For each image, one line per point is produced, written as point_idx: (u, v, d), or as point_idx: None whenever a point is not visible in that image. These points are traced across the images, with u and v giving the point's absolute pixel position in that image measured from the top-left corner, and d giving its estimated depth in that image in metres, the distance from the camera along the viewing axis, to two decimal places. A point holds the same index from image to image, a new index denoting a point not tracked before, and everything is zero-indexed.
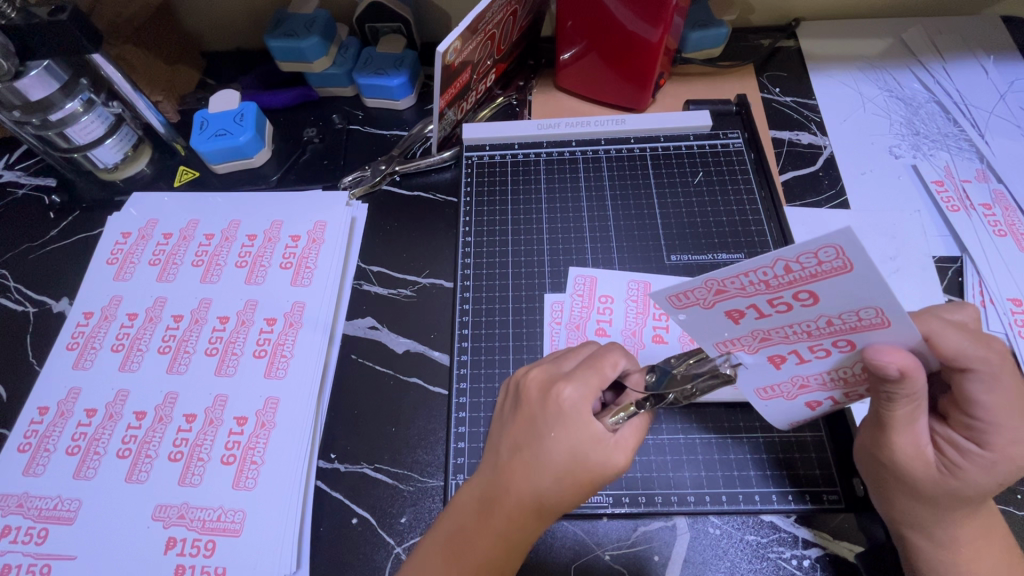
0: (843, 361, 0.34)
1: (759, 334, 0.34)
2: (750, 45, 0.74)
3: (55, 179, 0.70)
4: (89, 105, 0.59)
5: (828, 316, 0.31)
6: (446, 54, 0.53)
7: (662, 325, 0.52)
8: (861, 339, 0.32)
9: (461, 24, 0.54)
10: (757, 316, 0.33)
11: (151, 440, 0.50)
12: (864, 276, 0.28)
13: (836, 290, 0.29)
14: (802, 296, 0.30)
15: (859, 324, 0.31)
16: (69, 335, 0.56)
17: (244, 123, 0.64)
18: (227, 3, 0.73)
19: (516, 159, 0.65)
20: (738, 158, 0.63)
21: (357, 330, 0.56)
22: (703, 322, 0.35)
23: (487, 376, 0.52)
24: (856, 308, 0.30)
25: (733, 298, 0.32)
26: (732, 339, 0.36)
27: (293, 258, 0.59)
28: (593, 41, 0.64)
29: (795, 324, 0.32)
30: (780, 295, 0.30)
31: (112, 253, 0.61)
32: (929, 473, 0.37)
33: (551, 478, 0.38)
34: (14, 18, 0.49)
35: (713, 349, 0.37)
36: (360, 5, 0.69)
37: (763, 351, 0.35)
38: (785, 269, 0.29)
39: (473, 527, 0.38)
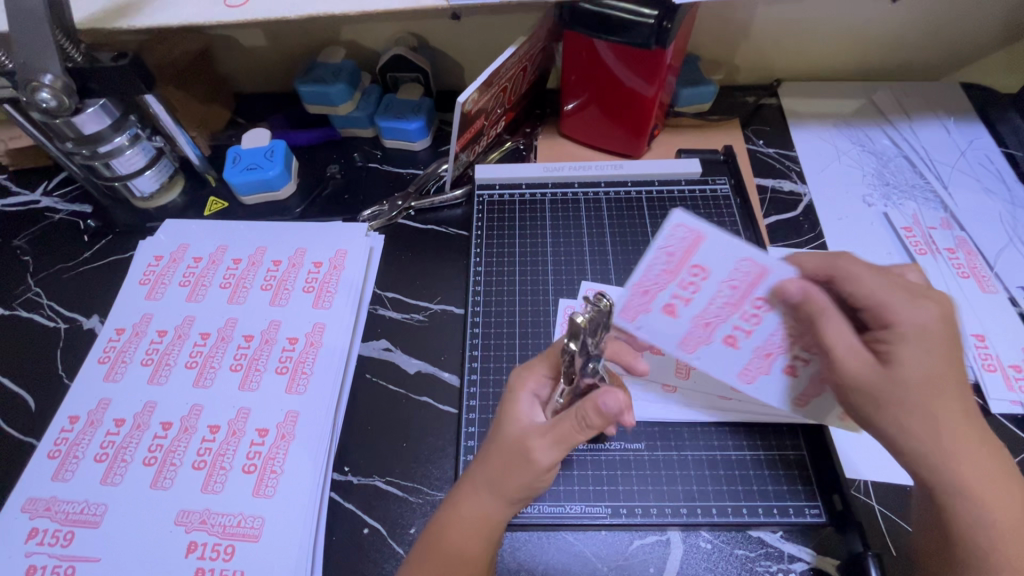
0: (772, 320, 0.45)
1: (699, 318, 0.45)
2: (736, 101, 0.82)
3: (91, 206, 0.75)
4: (134, 139, 0.65)
5: (724, 282, 0.44)
6: (465, 103, 0.60)
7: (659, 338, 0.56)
8: (764, 291, 0.44)
9: (479, 78, 0.60)
10: (683, 301, 0.45)
11: (176, 449, 0.52)
12: (713, 236, 0.44)
13: (710, 257, 0.44)
14: (695, 271, 0.45)
15: (748, 278, 0.44)
16: (101, 349, 0.59)
17: (274, 158, 0.70)
18: (261, 52, 0.80)
19: (524, 198, 0.71)
20: (725, 203, 0.69)
21: (371, 351, 0.61)
22: (656, 329, 0.45)
23: (495, 396, 0.56)
24: (735, 264, 0.44)
25: (657, 307, 0.45)
26: (687, 336, 0.46)
27: (315, 282, 0.64)
28: (594, 95, 0.71)
29: (711, 300, 0.45)
30: (682, 278, 0.45)
31: (144, 274, 0.65)
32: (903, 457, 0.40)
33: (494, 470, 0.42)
34: (80, 61, 0.55)
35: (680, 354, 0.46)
36: (384, 57, 0.77)
37: (715, 338, 0.46)
38: (670, 256, 0.44)
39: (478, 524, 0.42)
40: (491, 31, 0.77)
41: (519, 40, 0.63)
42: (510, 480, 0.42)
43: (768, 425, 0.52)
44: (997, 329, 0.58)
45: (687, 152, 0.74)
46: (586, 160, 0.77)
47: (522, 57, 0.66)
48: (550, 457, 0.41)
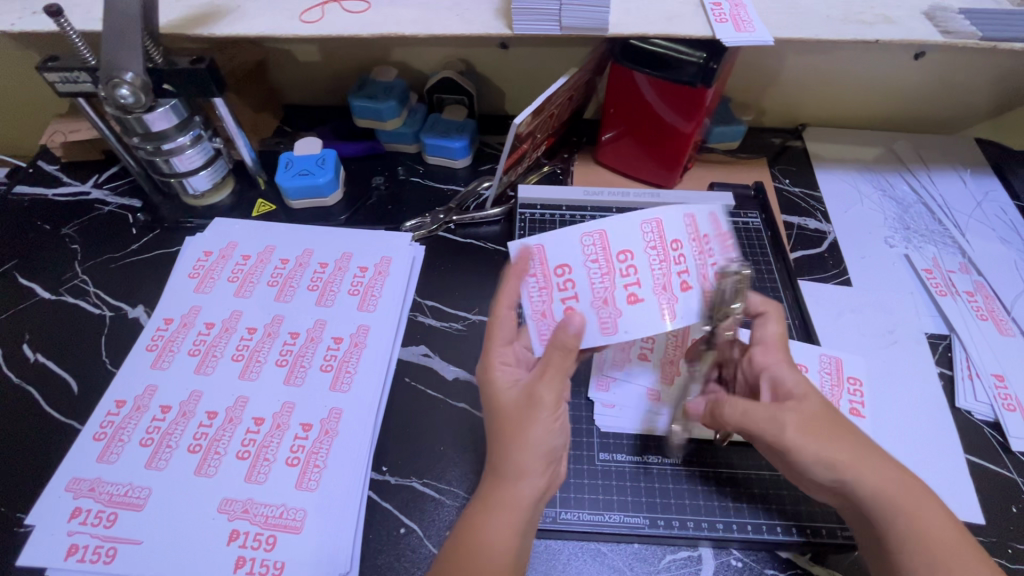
0: (619, 257, 0.50)
1: (570, 274, 0.51)
2: (763, 142, 0.86)
3: (140, 201, 0.77)
4: (196, 139, 0.67)
5: (631, 284, 0.50)
6: (519, 126, 0.63)
7: None
8: (621, 256, 0.50)
9: (532, 104, 0.64)
10: (567, 295, 0.51)
11: (221, 438, 0.53)
12: (624, 322, 0.50)
13: (663, 304, 0.49)
14: (677, 283, 0.49)
15: (621, 276, 0.50)
16: (149, 337, 0.61)
17: (325, 166, 0.73)
18: (314, 67, 0.84)
19: (564, 219, 0.73)
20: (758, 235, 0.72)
21: (411, 356, 0.62)
22: (686, 308, 0.49)
23: None
24: (618, 317, 0.50)
25: (537, 320, 0.51)
26: (688, 271, 0.49)
27: (359, 284, 0.66)
28: (632, 127, 0.75)
29: (648, 272, 0.50)
30: (665, 287, 0.49)
31: (193, 268, 0.67)
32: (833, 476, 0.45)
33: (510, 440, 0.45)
34: (160, 63, 0.59)
35: (519, 249, 0.52)
36: (433, 79, 0.81)
37: (664, 255, 0.50)
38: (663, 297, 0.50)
39: (495, 503, 0.44)
40: (535, 60, 0.81)
41: (571, 72, 0.67)
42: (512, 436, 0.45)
43: None
44: (1016, 370, 0.61)
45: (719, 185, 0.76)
46: (619, 187, 0.80)
47: (570, 87, 0.69)
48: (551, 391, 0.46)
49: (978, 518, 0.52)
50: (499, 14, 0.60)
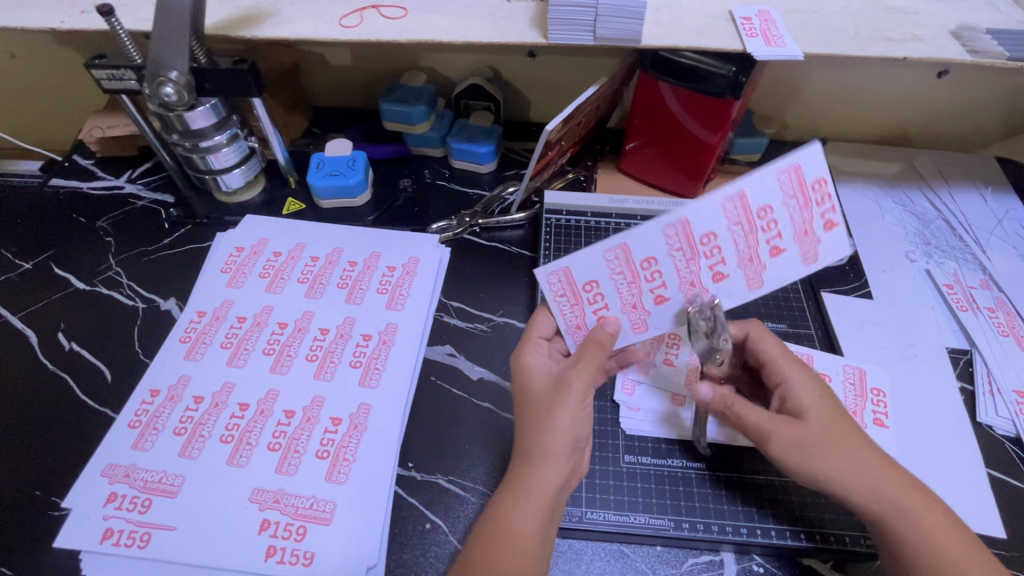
0: (641, 267, 0.50)
1: (598, 287, 0.52)
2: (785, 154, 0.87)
3: (173, 196, 0.79)
4: (232, 138, 0.69)
5: (659, 287, 0.51)
6: (550, 133, 0.64)
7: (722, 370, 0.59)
8: (643, 264, 0.50)
9: (562, 113, 0.65)
10: (597, 307, 0.53)
11: (252, 430, 0.55)
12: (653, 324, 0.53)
13: (722, 293, 0.50)
14: (717, 274, 0.49)
15: (649, 281, 0.51)
16: (183, 330, 0.62)
17: (356, 167, 0.74)
18: (345, 71, 0.86)
19: (589, 226, 0.74)
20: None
21: (436, 355, 0.63)
22: (730, 290, 0.50)
23: None
24: (647, 320, 0.52)
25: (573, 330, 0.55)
26: (743, 258, 0.48)
27: (388, 283, 0.67)
28: (657, 137, 0.76)
29: (685, 271, 0.50)
30: (703, 282, 0.50)
31: (225, 263, 0.68)
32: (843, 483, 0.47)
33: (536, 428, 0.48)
34: (204, 62, 0.61)
35: (547, 272, 0.53)
36: (461, 85, 0.82)
37: (701, 254, 0.49)
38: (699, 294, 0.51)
39: (524, 492, 0.45)
40: (562, 70, 0.82)
41: (600, 82, 0.68)
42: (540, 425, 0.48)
43: None
44: None
45: None
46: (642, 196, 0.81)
47: (599, 96, 0.71)
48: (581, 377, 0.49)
49: (999, 532, 0.52)
50: (533, 23, 0.61)
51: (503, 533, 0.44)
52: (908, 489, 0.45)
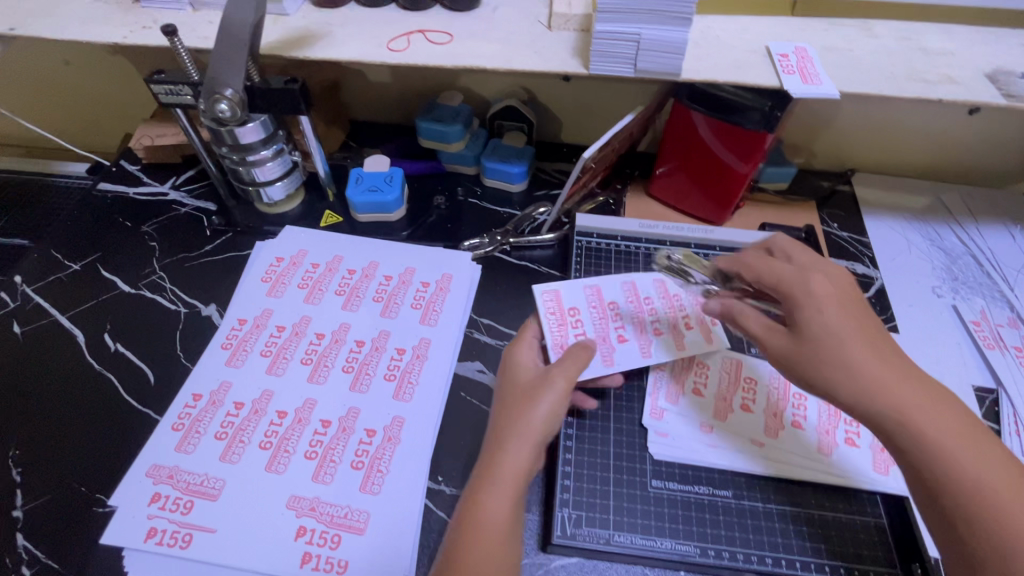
0: (612, 308, 0.65)
1: (577, 314, 0.64)
2: (812, 184, 0.88)
3: (215, 204, 0.81)
4: (277, 153, 0.72)
5: (622, 329, 0.63)
6: (586, 159, 0.66)
7: (750, 397, 0.60)
8: (610, 304, 0.66)
9: (599, 139, 0.67)
10: (576, 330, 0.62)
11: (290, 437, 0.57)
12: (614, 364, 0.60)
13: (657, 348, 0.62)
14: (654, 330, 0.64)
15: (614, 322, 0.64)
16: (224, 336, 0.65)
17: (393, 184, 0.77)
18: (384, 88, 0.88)
19: (621, 249, 0.75)
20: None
21: (466, 371, 0.65)
22: (659, 350, 0.62)
23: (592, 425, 0.59)
24: (611, 357, 0.61)
25: (556, 345, 0.60)
26: (667, 324, 0.64)
27: (424, 291, 0.69)
28: (687, 164, 0.77)
29: (635, 323, 0.64)
30: (645, 334, 0.63)
31: (266, 272, 0.71)
32: (899, 443, 0.44)
33: (511, 413, 0.50)
34: (258, 81, 0.63)
35: (544, 290, 0.66)
36: (496, 106, 0.84)
37: (642, 312, 0.65)
38: (644, 343, 0.62)
39: (500, 475, 0.46)
40: (595, 95, 0.84)
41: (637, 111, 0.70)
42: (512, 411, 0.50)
43: (846, 490, 0.55)
44: None
45: (771, 227, 0.76)
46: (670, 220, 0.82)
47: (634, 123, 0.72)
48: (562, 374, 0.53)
49: None
50: (574, 54, 0.64)
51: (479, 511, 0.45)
52: (938, 425, 0.44)
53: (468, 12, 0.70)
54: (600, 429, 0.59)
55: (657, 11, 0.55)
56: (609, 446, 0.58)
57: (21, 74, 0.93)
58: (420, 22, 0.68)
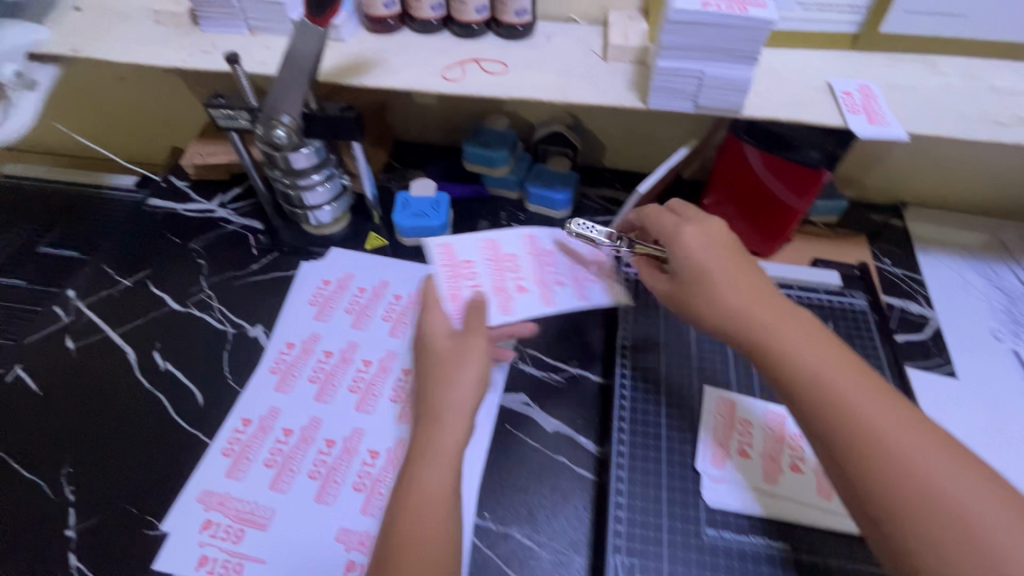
0: (501, 257, 0.71)
1: (474, 267, 0.69)
2: (863, 217, 0.85)
3: (262, 223, 0.82)
4: (328, 177, 0.72)
5: (518, 279, 0.69)
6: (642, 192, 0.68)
7: (799, 456, 0.58)
8: (506, 253, 0.71)
9: (653, 175, 0.69)
10: (472, 282, 0.68)
11: (339, 468, 0.57)
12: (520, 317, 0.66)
13: (524, 303, 0.67)
14: (556, 287, 0.69)
15: (512, 271, 0.70)
16: (273, 360, 0.65)
17: (440, 210, 0.77)
18: (430, 109, 0.88)
19: None
20: (862, 317, 0.68)
21: (512, 404, 0.65)
22: (564, 297, 0.68)
23: (642, 468, 0.58)
24: (513, 312, 0.66)
25: (496, 292, 0.68)
26: (545, 276, 0.70)
27: (450, 260, 0.69)
28: (737, 196, 0.76)
29: (518, 275, 0.69)
30: (523, 284, 0.69)
31: (313, 296, 0.71)
32: (809, 409, 0.45)
33: (443, 392, 0.54)
34: (315, 109, 0.64)
35: (479, 239, 0.72)
36: (542, 132, 0.84)
37: (529, 263, 0.71)
38: (518, 289, 0.68)
39: (435, 452, 0.51)
40: (642, 121, 0.83)
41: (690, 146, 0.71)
42: (445, 391, 0.54)
43: None
44: None
45: (823, 263, 0.74)
46: None
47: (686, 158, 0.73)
48: (474, 350, 0.57)
49: None
50: (632, 87, 0.63)
51: (419, 493, 0.48)
52: (869, 392, 0.44)
53: (523, 41, 0.70)
54: (651, 470, 0.58)
55: (723, 50, 0.54)
56: (660, 490, 0.57)
57: (77, 88, 0.95)
58: (475, 51, 0.68)
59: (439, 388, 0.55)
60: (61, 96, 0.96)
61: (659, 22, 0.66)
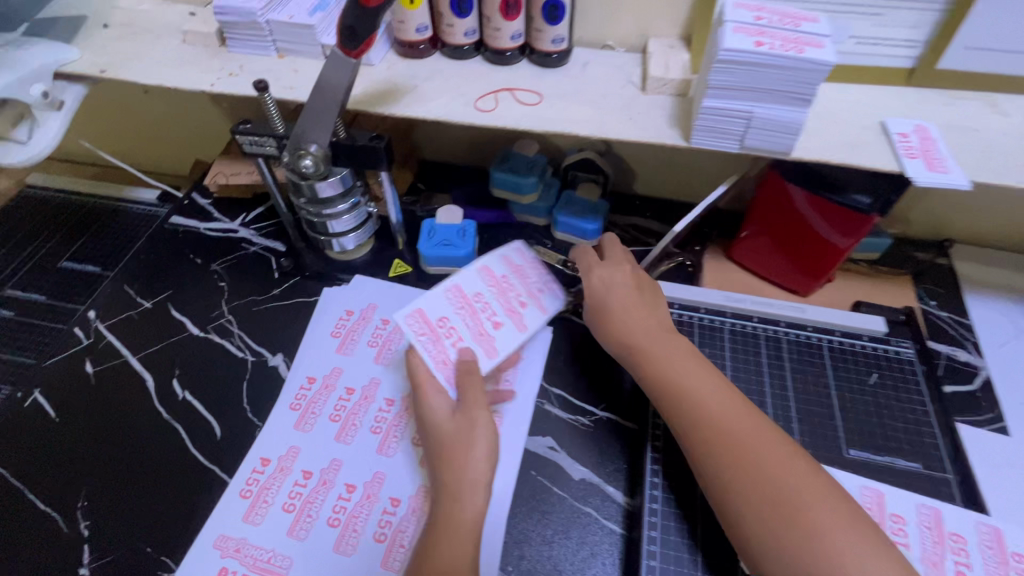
0: None
1: (450, 323, 0.61)
2: (907, 254, 0.82)
3: (284, 244, 0.81)
4: (354, 205, 0.71)
5: None
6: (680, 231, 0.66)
7: (901, 541, 0.51)
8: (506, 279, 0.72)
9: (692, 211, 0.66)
10: (453, 339, 0.60)
11: (358, 515, 0.55)
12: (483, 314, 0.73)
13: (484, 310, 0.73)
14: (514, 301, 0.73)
15: None
16: (293, 396, 0.64)
17: (466, 238, 0.74)
18: (457, 131, 0.86)
19: (703, 322, 0.68)
20: (910, 367, 0.64)
21: (537, 448, 0.62)
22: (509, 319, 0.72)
23: (677, 528, 0.54)
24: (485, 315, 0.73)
25: (508, 314, 0.64)
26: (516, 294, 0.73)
27: (462, 298, 0.63)
28: (775, 232, 0.72)
29: None
30: None
31: (335, 327, 0.69)
32: (700, 437, 0.54)
33: (462, 474, 0.52)
34: (344, 139, 0.62)
35: (477, 267, 0.66)
36: (572, 157, 0.81)
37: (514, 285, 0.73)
38: None
39: (453, 529, 0.49)
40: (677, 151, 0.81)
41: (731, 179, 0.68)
42: (459, 468, 0.52)
43: None
44: None
45: (867, 307, 0.70)
46: (752, 288, 0.77)
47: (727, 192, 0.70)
48: (483, 430, 0.54)
49: None
50: (673, 122, 0.60)
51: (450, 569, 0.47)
52: (731, 418, 0.54)
53: (558, 68, 0.67)
54: (686, 530, 0.54)
55: (775, 91, 0.52)
56: (695, 552, 0.53)
57: (105, 100, 0.95)
58: (509, 79, 0.66)
59: (453, 464, 0.53)
60: (89, 107, 0.96)
61: (702, 53, 0.63)
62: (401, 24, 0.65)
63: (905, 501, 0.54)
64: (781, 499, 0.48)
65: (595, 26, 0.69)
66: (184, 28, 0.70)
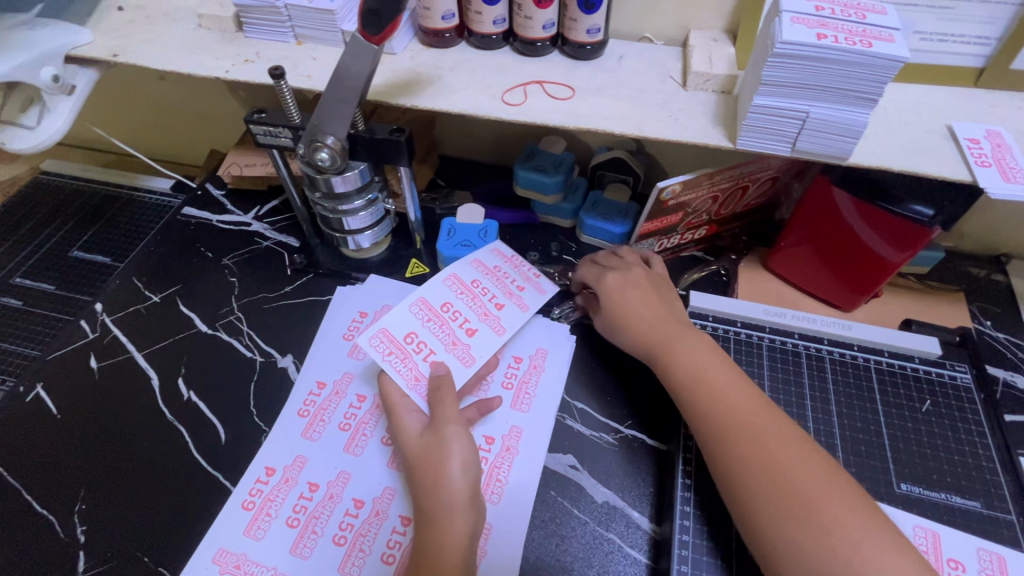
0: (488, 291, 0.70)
1: (419, 337, 0.58)
2: (960, 270, 0.76)
3: (298, 240, 0.78)
4: (371, 202, 0.67)
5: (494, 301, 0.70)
6: (664, 190, 0.62)
7: None
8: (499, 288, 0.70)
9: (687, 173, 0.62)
10: (424, 354, 0.57)
11: (365, 534, 0.52)
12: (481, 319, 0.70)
13: None
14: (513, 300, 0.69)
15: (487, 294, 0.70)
16: (301, 402, 0.61)
17: (487, 239, 0.71)
18: (480, 127, 0.82)
19: (739, 337, 0.63)
20: (967, 395, 0.59)
21: (557, 466, 0.58)
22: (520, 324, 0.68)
23: (709, 566, 0.49)
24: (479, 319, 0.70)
25: (482, 318, 0.61)
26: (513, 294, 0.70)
27: (429, 311, 0.60)
28: (819, 243, 0.67)
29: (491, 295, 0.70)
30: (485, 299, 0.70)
31: (348, 329, 0.66)
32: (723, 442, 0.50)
33: (436, 492, 0.48)
34: (362, 130, 0.58)
35: (443, 276, 0.63)
36: (600, 156, 0.76)
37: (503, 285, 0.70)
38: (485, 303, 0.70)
39: (441, 552, 0.46)
40: (710, 151, 0.77)
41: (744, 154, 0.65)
42: (437, 484, 0.49)
43: None
44: None
45: (918, 326, 0.65)
46: (790, 301, 0.72)
47: (743, 173, 0.66)
48: (461, 441, 0.51)
49: None
50: (716, 122, 0.56)
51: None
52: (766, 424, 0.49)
53: (592, 61, 0.63)
54: (721, 565, 0.50)
55: (835, 89, 0.47)
56: None
57: (122, 85, 0.92)
58: (539, 71, 0.61)
59: (427, 480, 0.49)
60: (106, 92, 0.94)
61: (750, 48, 0.58)
62: (426, 11, 0.60)
63: (963, 544, 0.49)
64: (797, 498, 0.45)
65: (632, 18, 0.65)
66: (200, 12, 0.67)
